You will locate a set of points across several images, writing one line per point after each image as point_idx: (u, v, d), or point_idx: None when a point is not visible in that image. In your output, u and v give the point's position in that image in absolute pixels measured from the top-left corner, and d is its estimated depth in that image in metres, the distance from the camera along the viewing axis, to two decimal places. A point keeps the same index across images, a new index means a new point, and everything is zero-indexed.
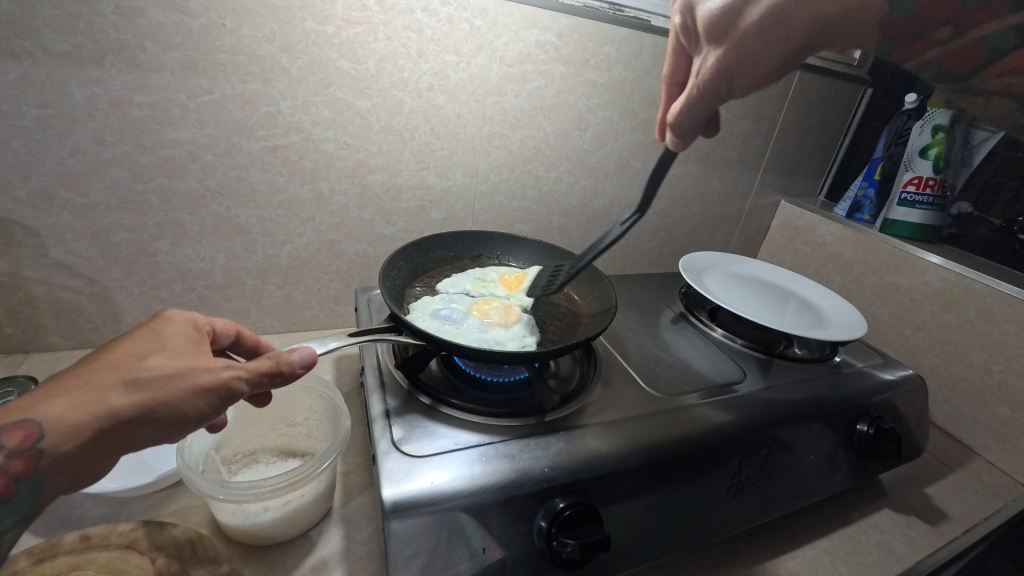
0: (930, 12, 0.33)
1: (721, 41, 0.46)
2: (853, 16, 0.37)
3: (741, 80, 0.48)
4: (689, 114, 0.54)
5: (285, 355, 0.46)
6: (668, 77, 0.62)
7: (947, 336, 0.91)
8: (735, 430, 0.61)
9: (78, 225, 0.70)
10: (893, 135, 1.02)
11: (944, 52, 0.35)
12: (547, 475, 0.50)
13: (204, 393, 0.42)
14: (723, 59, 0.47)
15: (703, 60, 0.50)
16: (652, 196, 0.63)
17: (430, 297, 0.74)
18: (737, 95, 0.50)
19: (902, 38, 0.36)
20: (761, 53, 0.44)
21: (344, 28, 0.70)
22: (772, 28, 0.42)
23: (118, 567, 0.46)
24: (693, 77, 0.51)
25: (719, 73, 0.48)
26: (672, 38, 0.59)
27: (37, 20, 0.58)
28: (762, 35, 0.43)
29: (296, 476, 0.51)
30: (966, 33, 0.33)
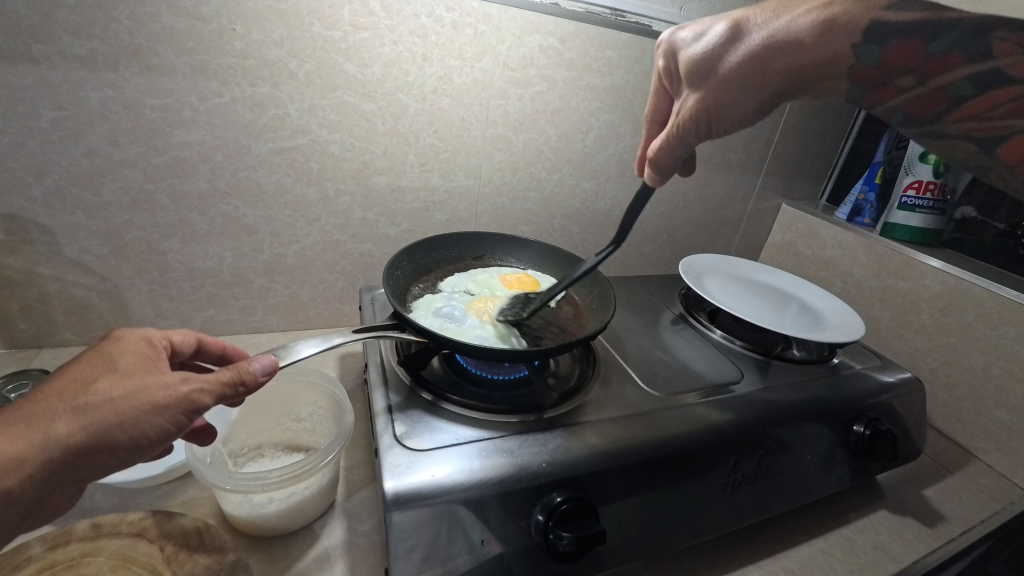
0: (892, 61, 0.43)
1: (701, 84, 0.54)
2: (824, 66, 0.46)
3: (718, 122, 0.55)
4: (670, 151, 0.60)
5: (246, 364, 0.45)
6: (649, 117, 0.69)
7: (946, 339, 0.92)
8: (731, 429, 0.61)
9: (90, 223, 0.72)
10: (893, 140, 1.03)
11: (909, 99, 0.43)
12: (545, 470, 0.51)
13: (162, 411, 0.40)
14: (702, 100, 0.54)
15: (682, 103, 0.57)
16: (629, 227, 0.65)
17: (433, 296, 0.75)
18: (714, 136, 0.57)
19: (870, 87, 0.45)
20: (735, 93, 0.52)
21: (352, 33, 0.71)
22: (750, 73, 0.50)
23: (129, 555, 0.48)
24: (674, 117, 0.58)
25: (697, 113, 0.55)
26: (655, 81, 0.66)
27: (54, 25, 0.60)
28: (739, 78, 0.51)
29: (301, 469, 0.52)
30: (927, 83, 0.42)
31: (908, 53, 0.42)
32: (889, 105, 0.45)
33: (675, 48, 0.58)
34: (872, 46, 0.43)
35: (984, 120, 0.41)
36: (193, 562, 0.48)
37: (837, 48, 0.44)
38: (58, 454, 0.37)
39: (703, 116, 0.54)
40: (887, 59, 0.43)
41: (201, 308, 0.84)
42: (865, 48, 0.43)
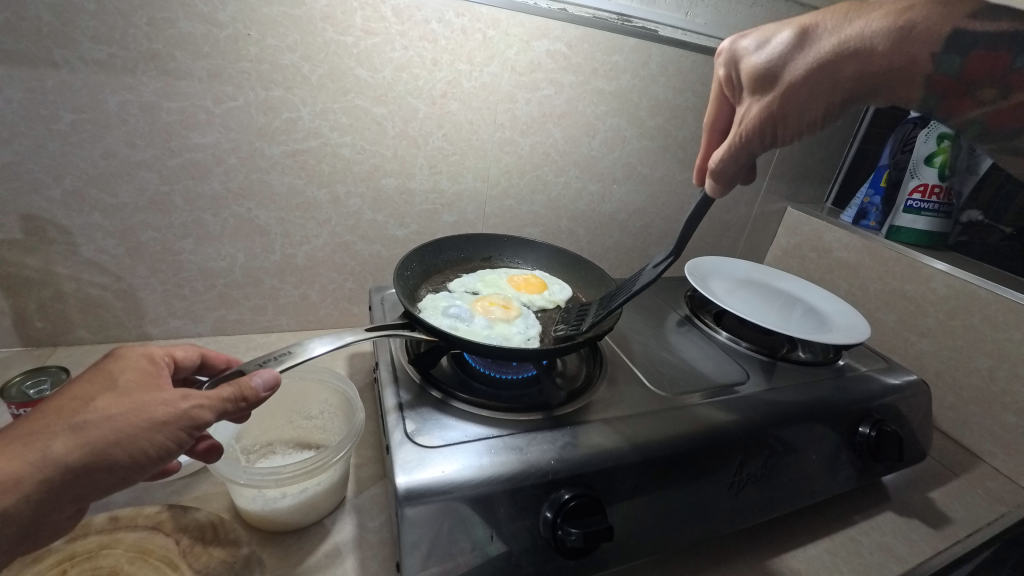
0: (975, 70, 0.34)
1: (768, 92, 0.48)
2: (902, 72, 0.38)
3: (785, 129, 0.49)
4: (733, 159, 0.56)
5: (247, 380, 0.45)
6: (709, 124, 0.64)
7: (953, 342, 0.92)
8: (737, 429, 0.62)
9: (107, 224, 0.74)
10: (899, 143, 1.03)
11: (987, 113, 0.35)
12: (553, 467, 0.52)
13: (162, 428, 0.41)
14: (769, 108, 0.49)
15: (746, 110, 0.52)
16: (688, 237, 0.60)
17: (441, 296, 0.76)
18: (782, 142, 0.52)
19: (946, 97, 0.36)
20: (804, 97, 0.46)
21: (363, 39, 0.73)
22: (819, 81, 0.44)
23: (145, 547, 0.49)
24: (737, 124, 0.53)
25: (763, 122, 0.50)
26: (715, 90, 0.61)
27: (75, 31, 0.62)
28: (809, 85, 0.45)
29: (313, 464, 0.53)
30: (1011, 96, 0.33)
31: (993, 63, 0.33)
32: (966, 116, 0.36)
33: (735, 55, 0.52)
34: (952, 55, 0.34)
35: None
36: (208, 555, 0.49)
37: (913, 56, 0.37)
38: (55, 473, 0.38)
39: (769, 125, 0.50)
40: (968, 68, 0.34)
41: (213, 308, 0.86)
42: (945, 55, 0.35)
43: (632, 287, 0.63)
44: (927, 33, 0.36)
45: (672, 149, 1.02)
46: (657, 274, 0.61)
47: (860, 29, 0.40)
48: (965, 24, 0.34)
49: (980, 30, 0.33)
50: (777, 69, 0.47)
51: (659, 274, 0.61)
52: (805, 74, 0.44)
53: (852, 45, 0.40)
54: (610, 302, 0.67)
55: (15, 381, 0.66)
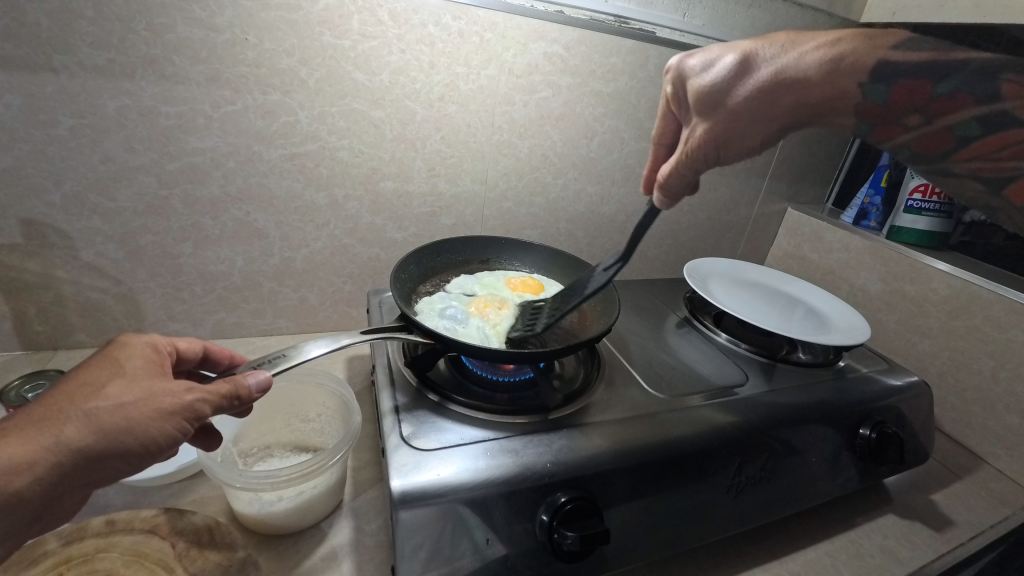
0: (901, 99, 0.36)
1: (710, 115, 0.51)
2: (834, 103, 0.41)
3: (728, 150, 0.52)
4: (680, 174, 0.57)
5: (242, 378, 0.45)
6: (656, 138, 0.66)
7: (955, 343, 0.91)
8: (736, 431, 0.62)
9: (106, 228, 0.74)
10: None
11: (916, 136, 0.37)
12: (550, 470, 0.52)
13: (168, 417, 0.41)
14: (711, 132, 0.51)
15: (692, 131, 0.54)
16: (636, 246, 0.62)
17: (438, 297, 0.77)
18: (724, 162, 0.54)
19: (877, 123, 0.38)
20: (738, 117, 0.48)
21: (360, 42, 0.73)
22: (757, 108, 0.46)
23: (141, 551, 0.49)
24: (684, 143, 0.55)
25: (707, 143, 0.52)
26: (664, 105, 0.63)
27: (73, 36, 0.63)
28: (749, 110, 0.47)
29: (310, 467, 0.53)
30: (934, 121, 0.36)
31: (916, 92, 0.36)
32: (897, 141, 0.38)
33: (686, 75, 0.55)
34: (878, 86, 0.37)
35: (989, 156, 0.34)
36: (204, 559, 0.49)
37: (846, 88, 0.39)
38: (68, 458, 0.38)
39: (712, 146, 0.52)
40: (893, 98, 0.37)
41: (213, 311, 0.86)
42: (872, 85, 0.37)
43: (584, 289, 0.67)
44: (856, 67, 0.38)
45: None
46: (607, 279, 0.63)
47: (799, 61, 0.42)
48: (890, 55, 0.36)
49: (902, 62, 0.36)
50: (718, 91, 0.49)
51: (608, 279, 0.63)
52: (745, 99, 0.47)
53: (790, 73, 0.43)
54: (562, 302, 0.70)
55: (15, 384, 0.66)
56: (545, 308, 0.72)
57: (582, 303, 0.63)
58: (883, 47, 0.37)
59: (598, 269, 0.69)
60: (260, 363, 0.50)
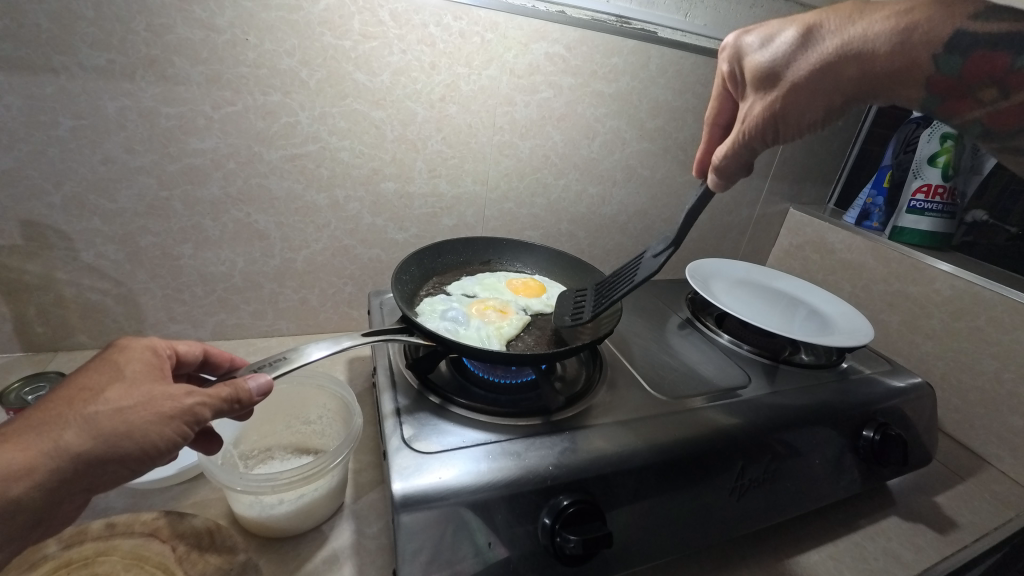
0: (974, 71, 0.36)
1: (769, 90, 0.49)
2: (902, 73, 0.39)
3: (786, 128, 0.50)
4: (735, 155, 0.56)
5: (243, 382, 0.45)
6: (711, 118, 0.66)
7: (958, 344, 0.91)
8: (739, 433, 0.61)
9: (107, 229, 0.74)
10: (902, 143, 1.03)
11: (989, 113, 0.37)
12: (552, 473, 0.51)
13: (168, 421, 0.41)
14: (769, 107, 0.49)
15: (748, 109, 0.52)
16: (689, 229, 0.62)
17: (439, 298, 0.77)
18: (783, 141, 0.52)
19: (948, 98, 0.38)
20: (796, 90, 0.46)
21: (361, 43, 0.73)
22: (818, 82, 0.44)
23: (142, 554, 0.48)
24: (740, 122, 0.53)
25: (765, 121, 0.50)
26: (719, 83, 0.63)
27: (73, 37, 0.62)
28: (809, 85, 0.45)
29: (311, 470, 0.53)
30: (1011, 96, 0.35)
31: (993, 64, 0.35)
32: (968, 117, 0.38)
33: (742, 52, 0.52)
34: (953, 56, 0.36)
35: None
36: (204, 562, 0.48)
37: (916, 58, 0.38)
38: (67, 464, 0.38)
39: (769, 123, 0.50)
40: (967, 69, 0.36)
41: (213, 312, 0.86)
42: (946, 56, 0.36)
43: (633, 276, 0.65)
44: (928, 38, 0.37)
45: (672, 151, 1.02)
46: (659, 264, 0.62)
47: (864, 33, 0.40)
48: (966, 25, 0.35)
49: (981, 32, 0.35)
50: (778, 65, 0.47)
51: (660, 264, 0.62)
52: (805, 72, 0.45)
53: (853, 44, 0.41)
54: (606, 290, 0.69)
55: (14, 388, 0.65)
56: (588, 295, 0.71)
57: (632, 291, 0.63)
58: (960, 17, 0.36)
59: (646, 253, 0.68)
60: (260, 366, 0.49)
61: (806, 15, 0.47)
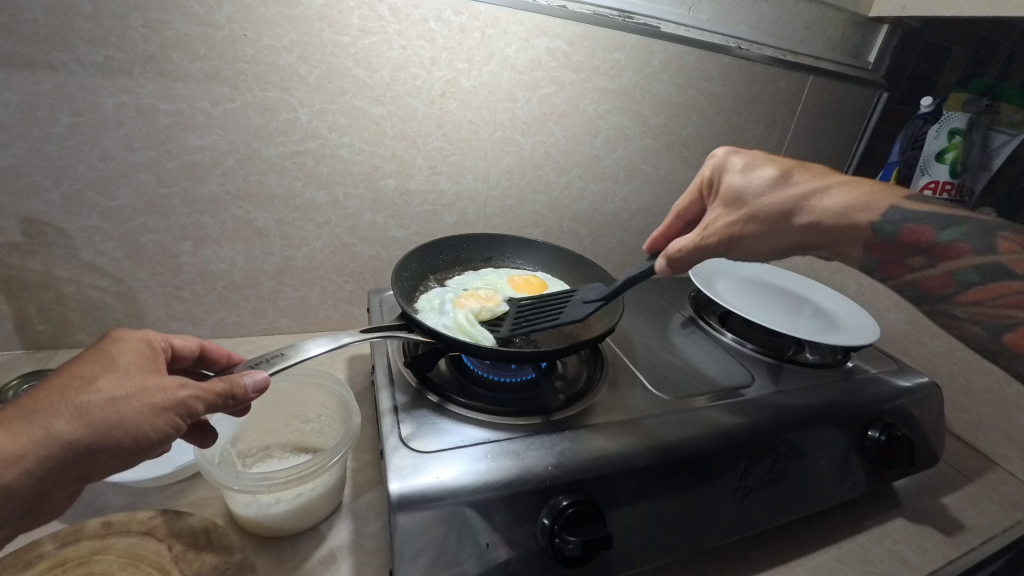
0: (909, 238, 0.46)
1: (738, 210, 0.56)
2: (844, 232, 0.49)
3: (742, 246, 0.56)
4: (691, 255, 0.58)
5: (238, 377, 0.44)
6: (677, 212, 0.70)
7: (966, 344, 0.89)
8: (742, 433, 0.60)
9: (106, 226, 0.74)
10: (909, 139, 1.01)
11: (920, 277, 0.46)
12: (551, 474, 0.51)
13: (161, 413, 0.40)
14: (735, 223, 0.56)
15: (714, 219, 0.58)
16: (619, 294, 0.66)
17: (439, 295, 0.76)
18: (730, 258, 0.59)
19: (884, 261, 0.48)
20: (760, 212, 0.54)
21: (361, 38, 0.72)
22: (780, 218, 0.53)
23: (137, 553, 0.48)
24: (702, 228, 0.59)
25: (728, 232, 0.56)
26: (694, 187, 0.67)
27: (71, 33, 0.62)
28: (773, 217, 0.53)
29: (307, 470, 0.52)
30: (939, 265, 0.45)
31: (920, 236, 0.45)
32: (903, 279, 0.48)
33: (724, 169, 0.61)
34: (889, 225, 0.47)
35: (986, 303, 0.43)
36: (200, 562, 0.48)
37: (859, 220, 0.48)
38: (59, 452, 0.37)
39: (727, 237, 0.56)
40: (900, 237, 0.46)
41: (213, 310, 0.85)
42: (883, 226, 0.47)
43: (558, 315, 0.68)
44: (870, 208, 0.48)
45: (675, 148, 1.01)
46: (586, 313, 0.67)
47: (820, 193, 0.51)
48: (897, 205, 0.47)
49: (909, 212, 0.47)
50: (750, 190, 0.56)
51: (587, 313, 0.67)
52: (769, 205, 0.54)
53: (815, 197, 0.51)
54: (525, 314, 0.70)
55: (13, 383, 0.67)
56: (510, 312, 0.72)
57: (555, 328, 0.66)
58: (894, 197, 0.48)
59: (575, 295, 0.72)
60: (256, 362, 0.49)
61: (780, 167, 0.57)
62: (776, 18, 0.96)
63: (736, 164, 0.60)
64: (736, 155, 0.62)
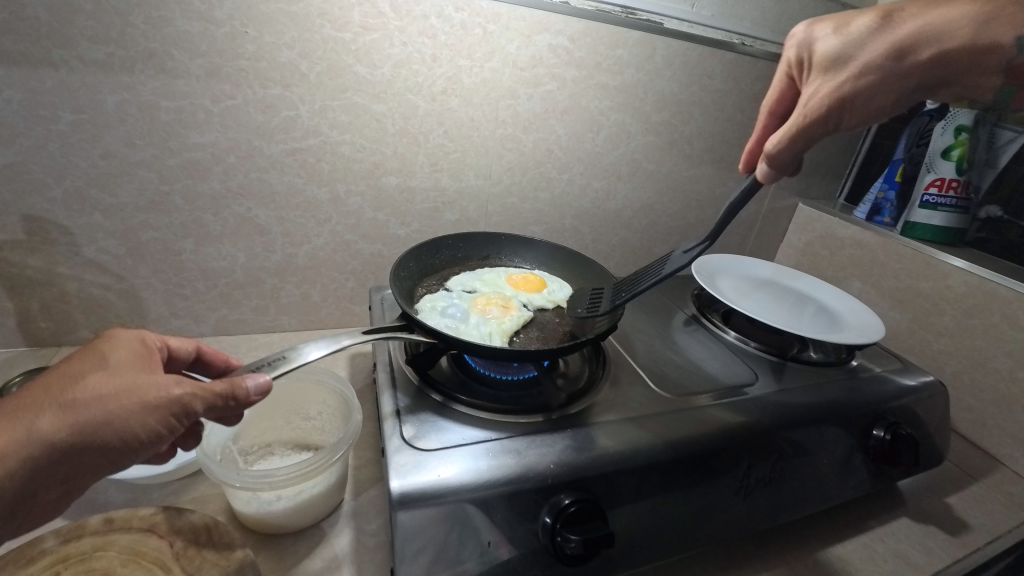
0: None
1: (841, 72, 0.52)
2: (981, 56, 0.45)
3: (855, 112, 0.52)
4: (791, 145, 0.55)
5: (240, 379, 0.44)
6: (769, 108, 0.66)
7: (971, 342, 0.89)
8: (745, 432, 0.60)
9: (108, 224, 0.74)
10: (915, 136, 1.00)
11: None
12: (552, 472, 0.50)
13: (153, 411, 0.40)
14: (843, 86, 0.51)
15: (813, 93, 0.54)
16: (727, 225, 0.59)
17: (436, 295, 0.75)
18: (839, 131, 0.54)
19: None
20: (867, 67, 0.50)
21: (361, 35, 0.72)
22: (898, 67, 0.49)
23: (139, 550, 0.48)
24: (800, 107, 0.54)
25: (836, 102, 0.52)
26: (782, 74, 0.63)
27: (73, 30, 0.62)
28: (888, 69, 0.49)
29: (311, 466, 0.52)
30: None
31: None
32: None
33: (809, 39, 0.56)
34: None
35: None
36: (201, 558, 0.48)
37: (1001, 39, 0.44)
38: (43, 451, 0.37)
39: (838, 106, 0.52)
40: None
41: (214, 308, 0.86)
42: None
43: (660, 271, 0.64)
44: (1012, 21, 0.44)
45: (678, 145, 1.00)
46: (690, 260, 0.60)
47: (938, 20, 0.47)
48: None
49: None
50: (849, 43, 0.51)
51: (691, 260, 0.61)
52: (877, 53, 0.49)
53: (931, 26, 0.47)
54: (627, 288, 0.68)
55: (13, 381, 0.67)
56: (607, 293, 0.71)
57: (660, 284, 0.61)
58: None
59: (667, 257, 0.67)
60: (257, 365, 0.48)
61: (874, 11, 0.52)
62: (780, 14, 0.95)
63: (828, 21, 0.55)
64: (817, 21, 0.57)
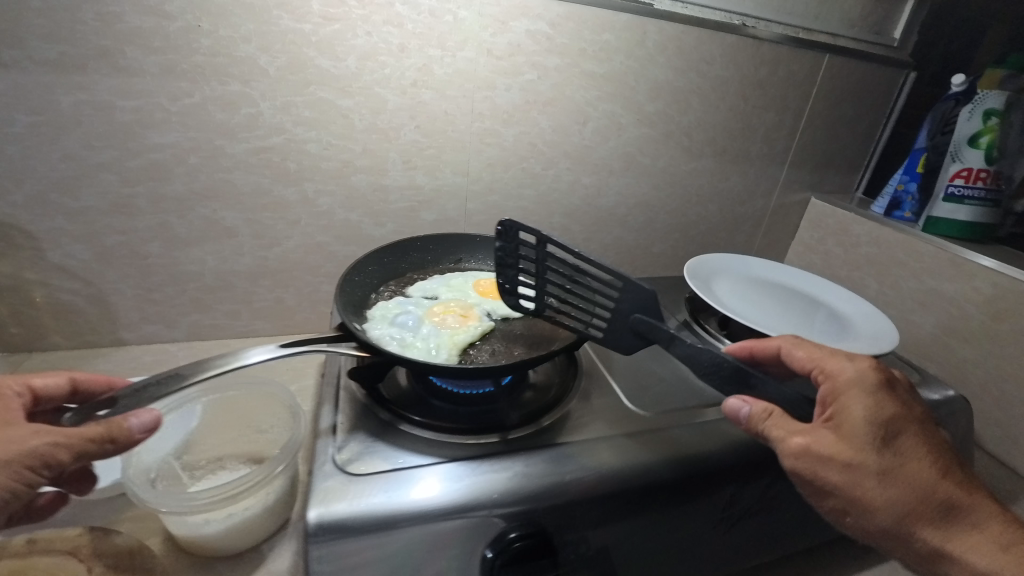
0: None
1: (868, 469, 0.42)
2: None
3: (826, 506, 0.45)
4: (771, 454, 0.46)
5: (120, 420, 0.41)
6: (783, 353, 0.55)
7: (1000, 351, 0.80)
8: (723, 457, 0.54)
9: (72, 228, 0.72)
10: (938, 123, 0.90)
11: None
12: (495, 503, 0.46)
13: (6, 468, 0.37)
14: (848, 484, 0.43)
15: (831, 456, 0.43)
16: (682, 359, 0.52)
17: (388, 302, 0.69)
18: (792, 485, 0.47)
19: None
20: (897, 500, 0.42)
21: (323, 26, 0.68)
22: (897, 529, 0.43)
23: (57, 575, 0.46)
24: (806, 451, 0.44)
25: (829, 489, 0.44)
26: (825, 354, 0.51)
27: (21, 28, 0.60)
28: (886, 524, 0.43)
29: (239, 487, 0.50)
30: None
31: None
32: None
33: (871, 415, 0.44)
34: None
35: None
36: None
37: None
38: None
39: (825, 490, 0.44)
40: None
41: (186, 313, 0.83)
42: None
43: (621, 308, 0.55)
44: None
45: (675, 136, 0.93)
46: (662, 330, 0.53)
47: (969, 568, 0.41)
48: None
49: None
50: (905, 454, 0.43)
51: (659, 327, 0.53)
52: (895, 513, 0.42)
53: (966, 573, 0.41)
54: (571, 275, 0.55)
55: None
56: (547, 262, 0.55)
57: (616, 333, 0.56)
58: None
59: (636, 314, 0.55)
60: (144, 382, 0.43)
61: (921, 477, 0.43)
62: None
63: (900, 396, 0.46)
64: (899, 381, 0.48)
